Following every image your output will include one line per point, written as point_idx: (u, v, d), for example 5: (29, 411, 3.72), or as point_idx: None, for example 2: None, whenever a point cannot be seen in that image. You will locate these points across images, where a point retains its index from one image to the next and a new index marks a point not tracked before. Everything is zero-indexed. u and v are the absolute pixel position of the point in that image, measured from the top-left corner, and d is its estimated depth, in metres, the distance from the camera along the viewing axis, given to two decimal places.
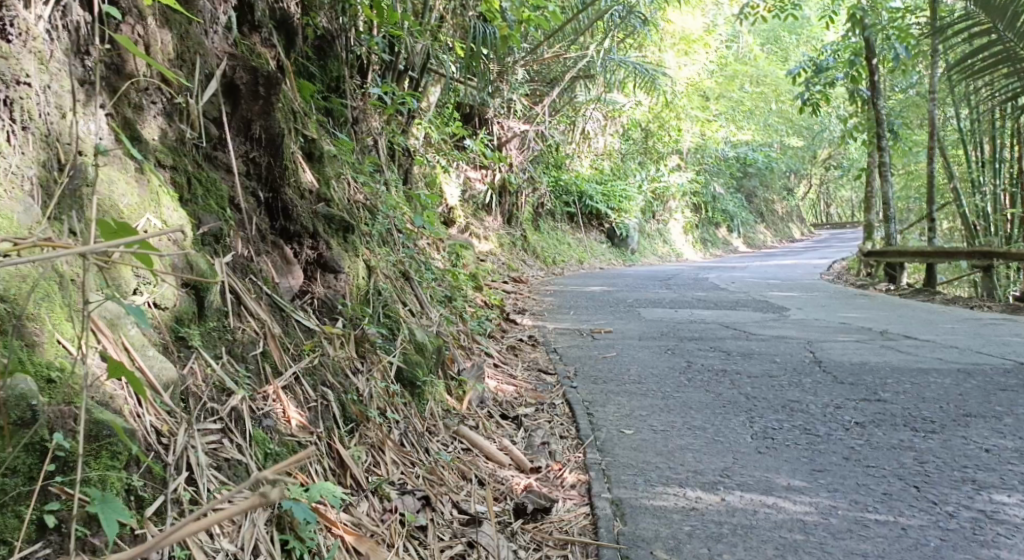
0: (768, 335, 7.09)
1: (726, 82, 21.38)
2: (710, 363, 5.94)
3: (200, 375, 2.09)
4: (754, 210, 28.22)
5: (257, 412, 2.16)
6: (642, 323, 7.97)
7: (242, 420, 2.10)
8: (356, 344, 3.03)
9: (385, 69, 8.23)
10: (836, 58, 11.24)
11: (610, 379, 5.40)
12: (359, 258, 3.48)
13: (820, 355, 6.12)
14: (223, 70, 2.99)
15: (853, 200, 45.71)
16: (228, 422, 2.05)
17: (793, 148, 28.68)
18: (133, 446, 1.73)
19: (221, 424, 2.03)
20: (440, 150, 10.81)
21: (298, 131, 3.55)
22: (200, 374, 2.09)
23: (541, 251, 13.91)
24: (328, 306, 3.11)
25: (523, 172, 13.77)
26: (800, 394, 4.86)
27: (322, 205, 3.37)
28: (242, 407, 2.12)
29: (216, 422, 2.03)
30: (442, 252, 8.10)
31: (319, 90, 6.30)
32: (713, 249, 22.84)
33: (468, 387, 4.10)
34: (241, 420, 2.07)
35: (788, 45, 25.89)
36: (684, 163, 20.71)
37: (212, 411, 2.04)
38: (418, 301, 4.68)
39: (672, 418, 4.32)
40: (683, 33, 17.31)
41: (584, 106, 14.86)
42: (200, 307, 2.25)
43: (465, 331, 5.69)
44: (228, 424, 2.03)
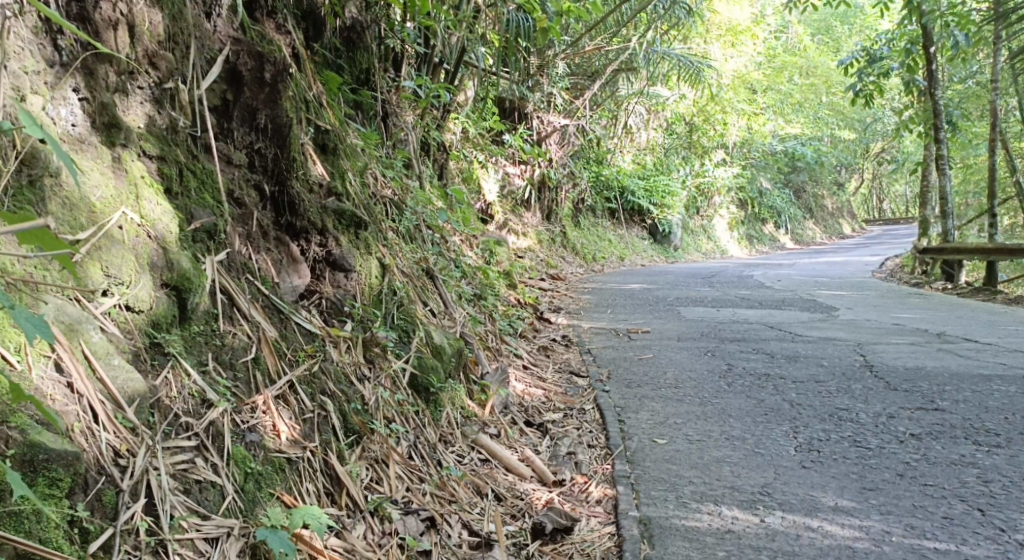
0: (814, 337, 6.76)
1: (774, 74, 20.85)
2: (752, 366, 5.64)
3: (176, 385, 1.97)
4: (802, 206, 27.58)
5: (241, 427, 2.04)
6: (681, 323, 7.68)
7: (221, 435, 1.98)
8: (365, 348, 2.84)
9: (420, 61, 8.04)
10: (891, 47, 10.76)
11: (646, 383, 5.14)
12: (372, 256, 3.30)
13: (871, 359, 5.79)
14: (227, 55, 2.83)
15: (905, 196, 44.57)
16: (204, 438, 1.94)
17: (844, 142, 27.93)
18: (75, 473, 1.64)
19: (195, 441, 1.91)
20: (478, 144, 10.61)
21: (309, 121, 3.37)
22: (175, 384, 1.97)
23: (581, 248, 13.64)
24: (335, 308, 2.94)
25: (564, 167, 13.50)
26: (850, 401, 4.56)
27: (333, 200, 3.19)
28: (222, 421, 2.01)
29: (190, 438, 1.91)
30: (475, 249, 7.90)
31: (348, 82, 6.13)
32: (759, 245, 22.34)
33: (491, 392, 3.89)
34: (218, 437, 1.96)
35: (839, 36, 25.19)
36: (730, 157, 20.25)
37: (186, 425, 1.93)
38: (443, 300, 4.49)
39: (710, 427, 4.06)
40: (730, 25, 16.87)
41: (626, 99, 14.54)
42: (183, 310, 2.11)
43: (493, 331, 5.49)
44: (203, 442, 1.91)
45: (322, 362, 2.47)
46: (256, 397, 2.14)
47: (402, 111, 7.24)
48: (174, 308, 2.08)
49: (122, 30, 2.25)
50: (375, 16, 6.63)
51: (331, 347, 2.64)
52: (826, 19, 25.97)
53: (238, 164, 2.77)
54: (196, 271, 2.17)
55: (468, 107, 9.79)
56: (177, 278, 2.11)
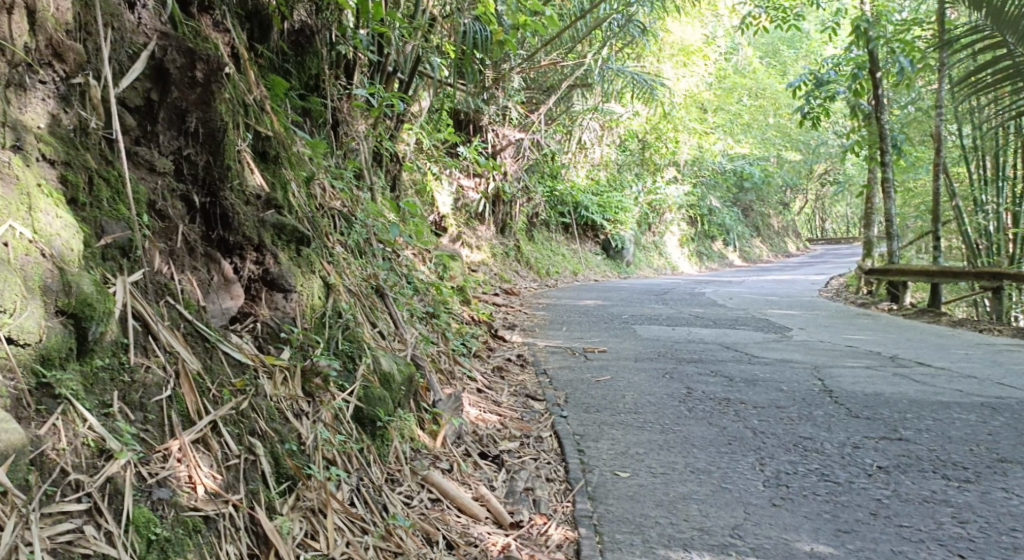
0: (771, 359, 6.61)
1: (725, 94, 21.00)
2: (712, 390, 5.45)
3: (66, 434, 1.72)
4: (750, 224, 27.88)
5: (147, 481, 1.80)
6: (638, 342, 7.49)
7: (120, 494, 1.74)
8: (303, 379, 2.55)
9: (373, 69, 7.77)
10: (838, 71, 10.78)
11: (604, 407, 4.91)
12: (316, 275, 2.99)
13: (829, 383, 5.65)
14: (152, 51, 2.55)
15: (849, 216, 45.44)
16: (97, 499, 1.70)
17: (792, 162, 28.30)
18: None
19: (86, 503, 1.68)
20: (431, 156, 10.35)
21: (248, 126, 3.08)
22: (66, 433, 1.72)
23: (535, 262, 13.44)
24: (272, 333, 2.64)
25: (518, 182, 13.31)
26: (813, 430, 4.40)
27: (274, 212, 2.89)
28: (123, 476, 1.76)
29: (80, 500, 1.68)
30: (428, 263, 7.62)
31: (295, 88, 5.84)
32: (709, 262, 22.42)
33: (443, 421, 3.62)
34: (115, 498, 1.72)
35: (787, 58, 25.52)
36: (682, 175, 20.29)
37: (76, 483, 1.69)
38: (393, 319, 4.21)
39: (673, 458, 3.84)
40: (683, 44, 16.86)
41: (581, 115, 14.40)
42: (83, 342, 1.83)
43: (446, 351, 5.21)
44: (95, 505, 1.68)
45: (254, 398, 2.18)
46: (170, 443, 1.89)
47: (353, 120, 6.94)
48: (72, 340, 1.81)
49: (19, 15, 1.98)
50: (329, 21, 6.36)
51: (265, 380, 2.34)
52: (774, 43, 26.27)
53: (163, 170, 2.48)
54: (101, 295, 1.90)
55: (422, 118, 9.53)
56: (77, 305, 1.84)
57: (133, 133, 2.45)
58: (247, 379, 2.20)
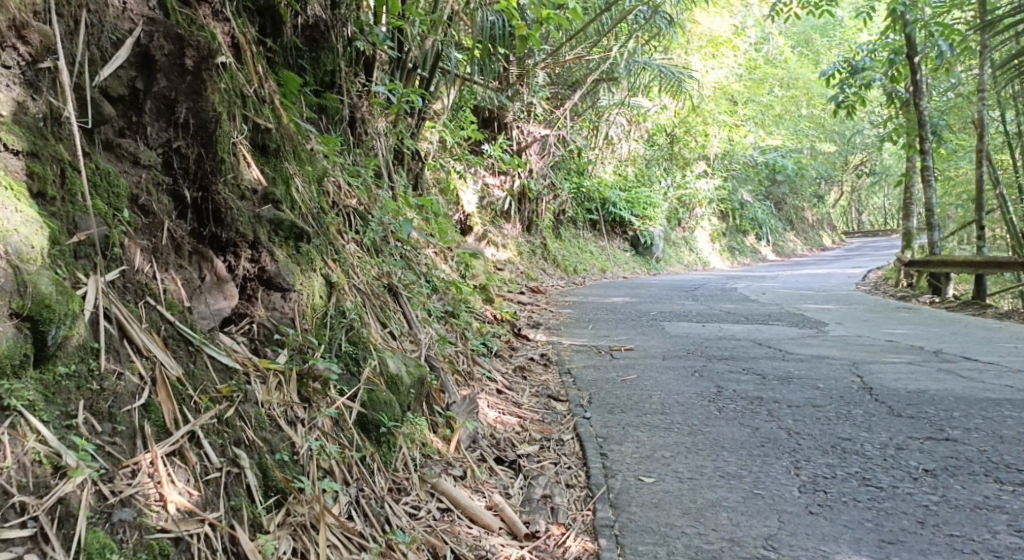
0: (807, 355, 6.35)
1: (755, 86, 20.64)
2: (744, 389, 5.22)
3: (13, 451, 1.57)
4: (782, 217, 27.44)
5: (109, 500, 1.65)
6: (666, 339, 7.27)
7: (72, 518, 1.59)
8: (299, 385, 2.39)
9: (392, 66, 7.60)
10: (874, 57, 10.47)
11: (630, 408, 4.71)
12: (316, 273, 2.83)
13: (869, 380, 5.39)
14: (137, 37, 2.41)
15: (886, 208, 44.65)
16: (45, 524, 1.55)
17: (826, 154, 27.80)
18: None
19: (32, 528, 1.53)
20: (454, 154, 10.19)
21: (244, 118, 2.93)
22: (13, 450, 1.57)
23: (562, 260, 13.24)
24: (269, 335, 2.49)
25: (543, 178, 13.11)
26: (852, 430, 4.16)
27: (271, 207, 2.74)
28: (79, 497, 1.62)
29: (25, 525, 1.53)
30: (450, 262, 7.45)
31: (310, 85, 5.69)
32: (741, 258, 22.07)
33: (457, 425, 3.47)
34: (67, 521, 1.57)
35: (819, 49, 25.07)
36: (712, 169, 19.97)
37: (21, 506, 1.54)
38: (406, 319, 4.04)
39: (701, 461, 3.64)
40: (711, 36, 16.55)
41: (608, 109, 14.16)
42: (40, 348, 1.69)
43: (465, 352, 5.04)
44: (42, 530, 1.54)
45: (240, 405, 2.04)
46: (140, 457, 1.75)
47: (371, 117, 6.80)
48: (27, 346, 1.66)
49: None
50: (344, 16, 6.21)
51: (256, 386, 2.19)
52: (806, 31, 25.88)
53: (148, 163, 2.33)
54: (63, 295, 1.75)
55: (444, 115, 9.37)
56: (33, 307, 1.69)
57: (117, 124, 2.31)
58: (234, 385, 2.06)
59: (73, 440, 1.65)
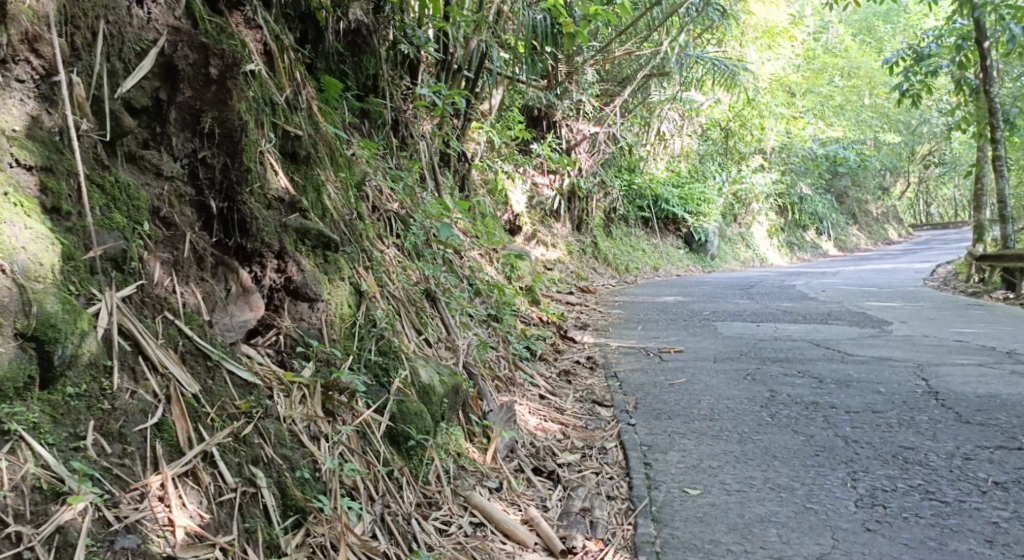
0: (867, 357, 6.14)
1: (814, 76, 20.16)
2: (798, 393, 5.06)
3: (13, 476, 1.59)
4: (844, 211, 26.75)
5: (114, 524, 1.67)
6: (717, 341, 7.10)
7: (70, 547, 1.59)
8: (322, 399, 2.34)
9: (438, 67, 7.55)
10: (940, 44, 10.11)
11: (677, 414, 4.58)
12: (344, 281, 2.79)
13: (934, 384, 5.17)
14: (161, 47, 2.37)
15: (953, 199, 43.27)
16: (42, 552, 1.56)
17: (889, 145, 27.02)
18: None
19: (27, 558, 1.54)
20: (503, 154, 10.12)
21: (273, 124, 2.90)
22: (13, 475, 1.59)
23: (614, 258, 13.09)
24: (294, 347, 2.46)
25: (594, 176, 12.97)
26: (915, 438, 3.99)
27: (298, 216, 2.70)
28: (79, 524, 1.62)
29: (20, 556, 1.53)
30: (496, 263, 7.39)
31: (352, 90, 5.67)
32: (799, 253, 21.58)
33: (493, 434, 3.39)
34: (64, 550, 1.58)
35: (882, 36, 24.36)
36: (768, 163, 19.54)
37: (16, 537, 1.55)
38: (444, 325, 3.99)
39: (749, 472, 3.51)
40: (767, 27, 16.18)
41: (660, 105, 13.94)
42: (45, 368, 1.71)
43: (507, 356, 4.97)
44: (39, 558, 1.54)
45: (259, 421, 2.05)
46: (149, 480, 1.77)
47: (416, 120, 6.77)
48: (31, 367, 1.69)
49: None
50: (387, 18, 6.17)
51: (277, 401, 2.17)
52: (867, 19, 25.31)
53: (170, 175, 2.31)
54: (68, 314, 1.77)
55: (493, 115, 9.30)
56: (37, 326, 1.71)
57: (140, 136, 2.29)
58: (253, 400, 2.07)
59: (75, 464, 1.66)
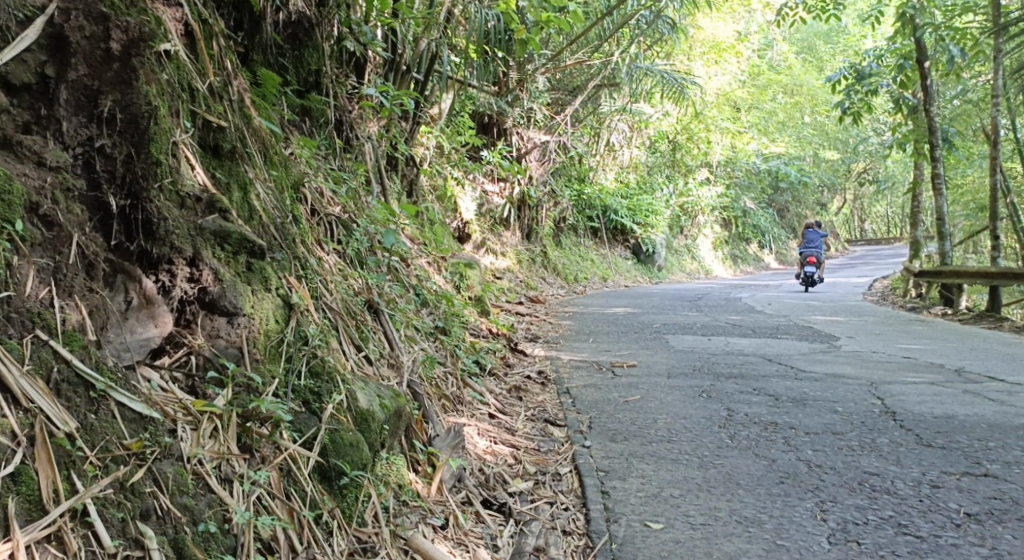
0: (821, 374, 5.96)
1: (759, 92, 20.23)
2: (756, 412, 4.83)
3: None
4: (785, 226, 27.04)
5: None
6: (671, 355, 6.87)
7: None
8: (237, 431, 2.00)
9: (386, 68, 7.20)
10: (881, 63, 10.04)
11: (633, 435, 4.31)
12: (271, 294, 2.42)
13: (891, 404, 4.99)
14: (51, 16, 2.06)
15: (888, 216, 44.26)
16: None
17: (829, 161, 27.41)
18: None
19: None
20: (451, 160, 9.81)
21: (191, 112, 2.55)
22: None
23: (562, 268, 12.85)
24: (207, 369, 2.12)
25: (544, 185, 12.69)
26: (880, 463, 3.77)
27: (218, 217, 2.33)
28: None
29: None
30: (444, 272, 7.07)
31: (292, 85, 5.29)
32: (744, 265, 21.69)
33: (440, 463, 3.08)
34: None
35: (823, 55, 24.70)
36: (714, 176, 19.55)
37: None
38: (387, 339, 3.64)
39: (713, 502, 3.25)
40: (715, 42, 16.15)
41: (609, 116, 13.75)
42: None
43: (454, 372, 4.63)
44: None
45: (153, 465, 1.75)
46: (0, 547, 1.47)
47: (362, 122, 6.41)
48: None
49: None
50: (334, 14, 5.79)
51: (181, 437, 1.86)
52: (809, 37, 25.70)
53: (56, 165, 1.97)
54: None
55: (442, 120, 8.98)
56: None
57: (20, 119, 1.97)
58: (146, 437, 1.77)
59: None
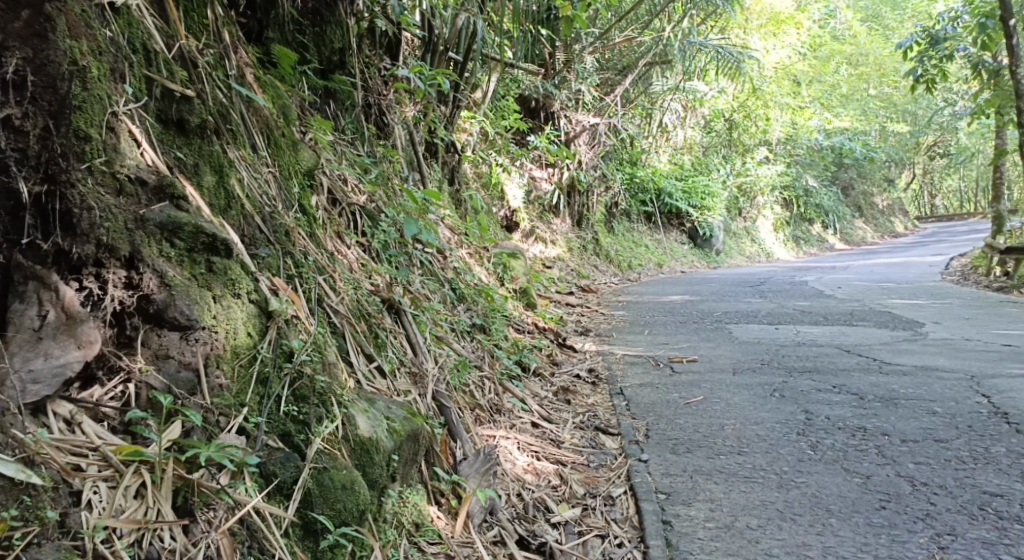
0: (909, 367, 5.32)
1: (820, 64, 19.28)
2: (840, 414, 4.24)
3: None
4: (850, 204, 25.90)
5: None
6: (735, 348, 6.26)
7: None
8: (176, 486, 1.61)
9: (423, 49, 6.60)
10: (958, 25, 9.19)
11: (698, 445, 3.77)
12: (244, 300, 1.92)
13: (999, 402, 4.34)
14: None
15: (959, 189, 42.40)
16: None
17: (896, 136, 26.17)
18: None
19: None
20: (497, 146, 9.29)
21: (145, 76, 2.07)
22: None
23: (616, 255, 12.24)
24: (146, 405, 1.67)
25: (594, 169, 12.06)
26: (1001, 480, 3.18)
27: (168, 205, 1.86)
28: None
29: None
30: (486, 263, 6.56)
31: (313, 66, 4.65)
32: (807, 247, 20.74)
33: (466, 494, 2.61)
34: None
35: (889, 24, 23.51)
36: (774, 154, 18.65)
37: None
38: (409, 343, 3.16)
39: (800, 537, 2.75)
40: (773, 13, 15.34)
41: (662, 95, 13.06)
42: None
43: (490, 377, 4.13)
44: None
45: (26, 551, 1.39)
46: None
47: (397, 105, 5.87)
48: None
49: None
50: None
51: (88, 504, 1.51)
52: (873, 6, 24.52)
53: None
54: None
55: (485, 104, 8.45)
56: None
57: None
58: (17, 512, 1.40)
59: None
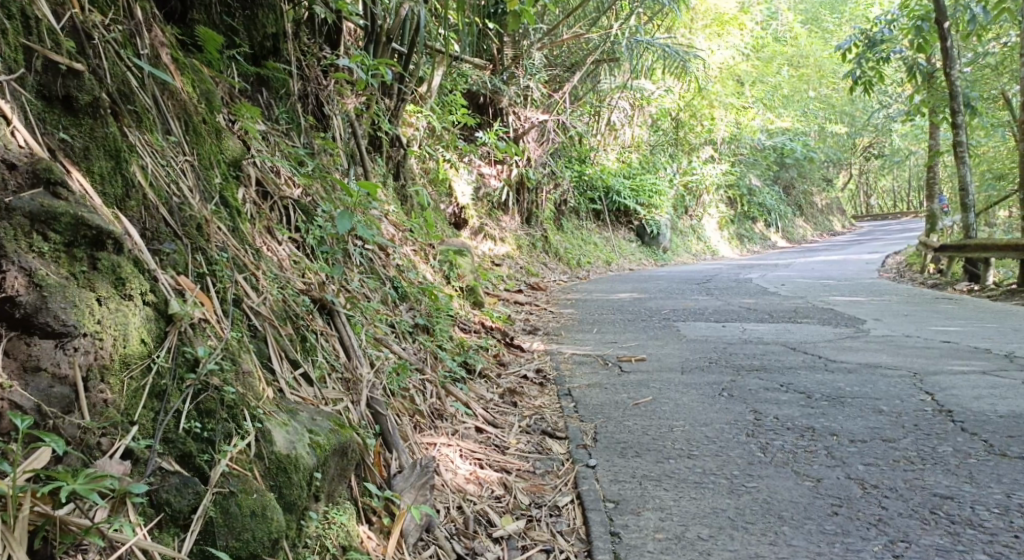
0: (854, 364, 5.24)
1: (764, 65, 19.40)
2: (788, 413, 4.13)
3: None
4: (791, 202, 26.20)
5: None
6: (684, 345, 6.14)
7: None
8: (36, 523, 1.41)
9: (366, 38, 6.26)
10: (895, 28, 9.19)
11: (648, 449, 3.61)
12: (134, 302, 1.73)
13: (943, 400, 4.27)
14: None
15: (894, 189, 43.37)
16: None
17: (836, 136, 26.56)
18: None
19: None
20: (444, 141, 9.05)
21: (23, 43, 1.83)
22: None
23: (564, 253, 12.08)
24: (9, 427, 1.46)
25: (544, 166, 11.86)
26: (950, 481, 3.07)
27: (43, 192, 1.66)
28: None
29: None
30: (432, 260, 6.34)
31: (244, 51, 4.34)
32: (751, 245, 20.89)
33: (400, 510, 2.40)
34: None
35: (829, 26, 23.81)
36: (719, 154, 18.72)
37: None
38: (343, 346, 2.93)
39: (752, 548, 2.60)
40: (717, 13, 15.36)
41: (608, 93, 12.94)
42: None
43: (432, 379, 3.91)
44: None
45: None
46: None
47: (337, 96, 5.58)
48: None
49: None
50: None
51: None
52: (814, 9, 24.80)
53: None
54: None
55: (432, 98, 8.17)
56: None
57: None
58: None
59: None
